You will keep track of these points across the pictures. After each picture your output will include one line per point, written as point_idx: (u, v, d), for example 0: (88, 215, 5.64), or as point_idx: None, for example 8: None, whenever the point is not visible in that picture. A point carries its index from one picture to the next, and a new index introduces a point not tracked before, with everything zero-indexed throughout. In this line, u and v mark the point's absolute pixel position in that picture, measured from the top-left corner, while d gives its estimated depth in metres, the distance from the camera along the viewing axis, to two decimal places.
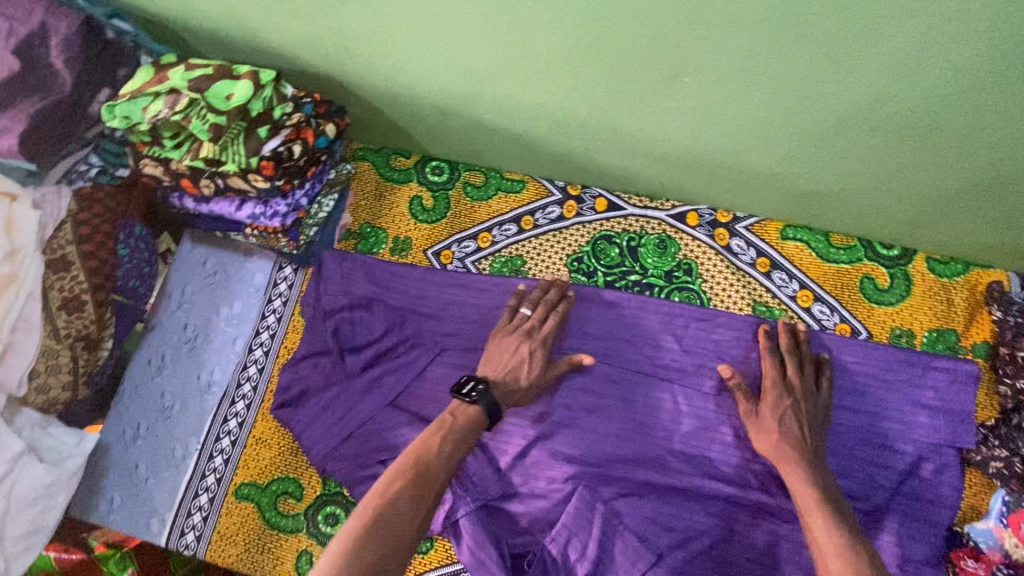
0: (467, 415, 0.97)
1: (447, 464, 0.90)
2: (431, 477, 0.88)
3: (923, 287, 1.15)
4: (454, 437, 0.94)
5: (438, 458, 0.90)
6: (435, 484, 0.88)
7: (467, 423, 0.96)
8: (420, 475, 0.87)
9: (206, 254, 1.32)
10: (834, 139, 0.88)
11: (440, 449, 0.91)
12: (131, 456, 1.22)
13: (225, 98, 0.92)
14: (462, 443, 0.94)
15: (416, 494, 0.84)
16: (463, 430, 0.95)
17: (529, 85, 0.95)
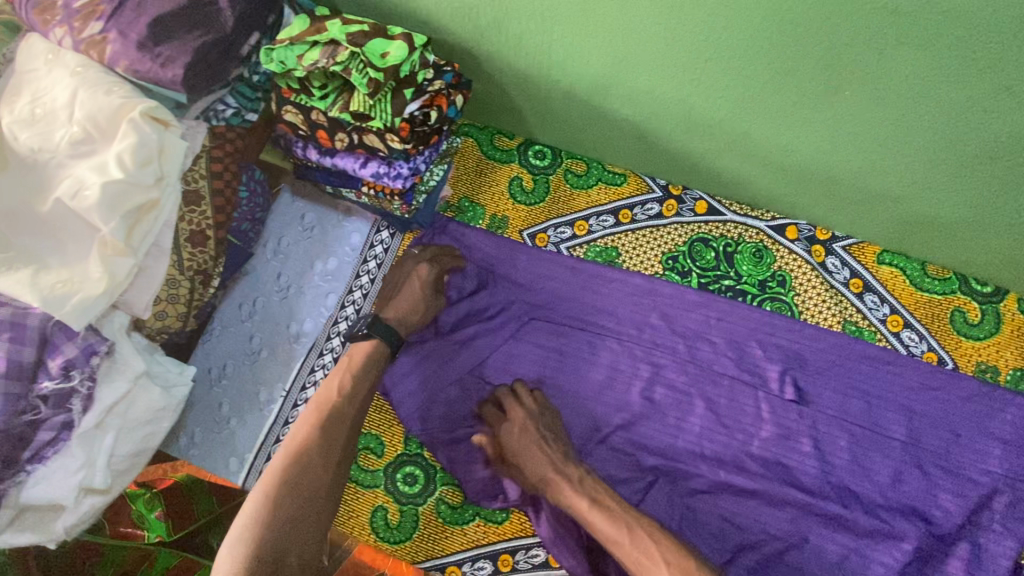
0: (362, 352, 1.11)
1: (355, 405, 1.08)
2: (338, 422, 1.05)
3: (1013, 326, 1.17)
4: (357, 379, 1.09)
5: (338, 404, 1.06)
6: (345, 424, 1.06)
7: (355, 364, 1.10)
8: (327, 419, 1.04)
9: (305, 208, 1.34)
10: (977, 167, 0.90)
11: (346, 392, 1.07)
12: (214, 394, 1.24)
13: (380, 55, 0.94)
14: (368, 382, 1.10)
15: (324, 440, 1.02)
16: (365, 371, 1.10)
17: (676, 80, 0.97)
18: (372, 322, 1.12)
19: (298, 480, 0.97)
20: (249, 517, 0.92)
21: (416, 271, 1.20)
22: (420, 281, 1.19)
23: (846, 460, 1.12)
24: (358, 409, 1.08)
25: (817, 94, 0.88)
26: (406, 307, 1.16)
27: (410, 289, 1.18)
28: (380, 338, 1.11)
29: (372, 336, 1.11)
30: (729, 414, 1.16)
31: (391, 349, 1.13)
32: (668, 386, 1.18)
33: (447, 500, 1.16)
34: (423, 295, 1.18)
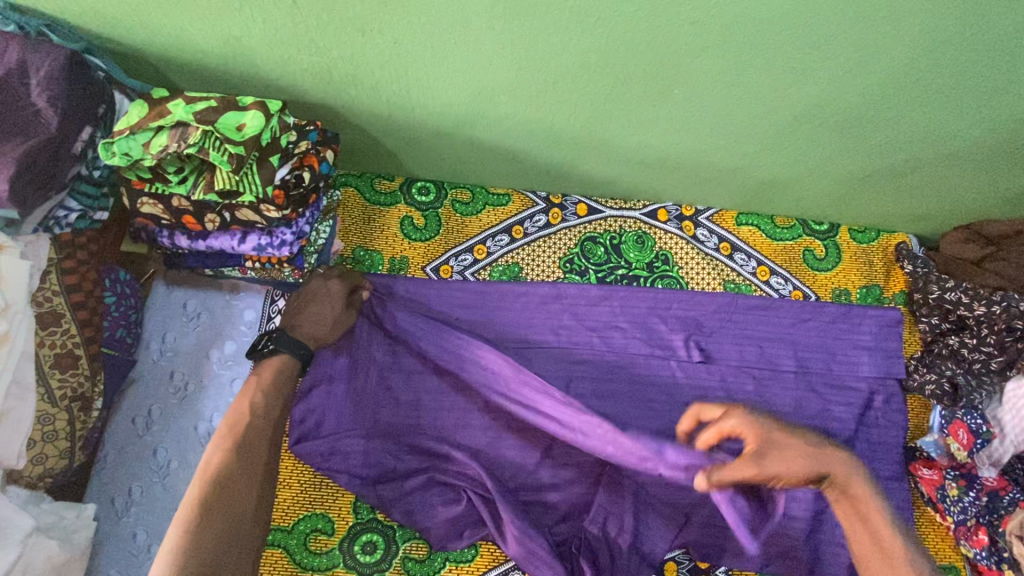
0: (275, 367, 1.08)
1: (272, 417, 1.05)
2: (254, 438, 1.01)
3: (850, 253, 1.39)
4: (271, 389, 1.06)
5: (252, 421, 1.02)
6: (263, 439, 1.02)
7: (267, 379, 1.07)
8: (243, 437, 1.00)
9: (184, 296, 1.24)
10: (791, 131, 1.08)
11: (260, 407, 1.03)
12: (125, 526, 1.11)
13: (237, 128, 0.91)
14: (283, 392, 1.07)
15: (244, 459, 0.99)
16: (278, 379, 1.07)
17: (534, 104, 1.05)
18: (278, 337, 1.10)
19: (216, 509, 0.93)
20: (169, 555, 0.87)
21: (323, 286, 1.16)
22: (326, 296, 1.16)
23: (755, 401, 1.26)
24: (275, 420, 1.05)
25: (655, 94, 1.00)
26: (315, 322, 1.14)
27: (320, 307, 1.15)
28: (286, 351, 1.09)
29: (279, 350, 1.09)
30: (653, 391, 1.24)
31: (299, 361, 1.10)
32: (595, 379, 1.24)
33: (413, 555, 1.13)
34: (331, 307, 1.16)
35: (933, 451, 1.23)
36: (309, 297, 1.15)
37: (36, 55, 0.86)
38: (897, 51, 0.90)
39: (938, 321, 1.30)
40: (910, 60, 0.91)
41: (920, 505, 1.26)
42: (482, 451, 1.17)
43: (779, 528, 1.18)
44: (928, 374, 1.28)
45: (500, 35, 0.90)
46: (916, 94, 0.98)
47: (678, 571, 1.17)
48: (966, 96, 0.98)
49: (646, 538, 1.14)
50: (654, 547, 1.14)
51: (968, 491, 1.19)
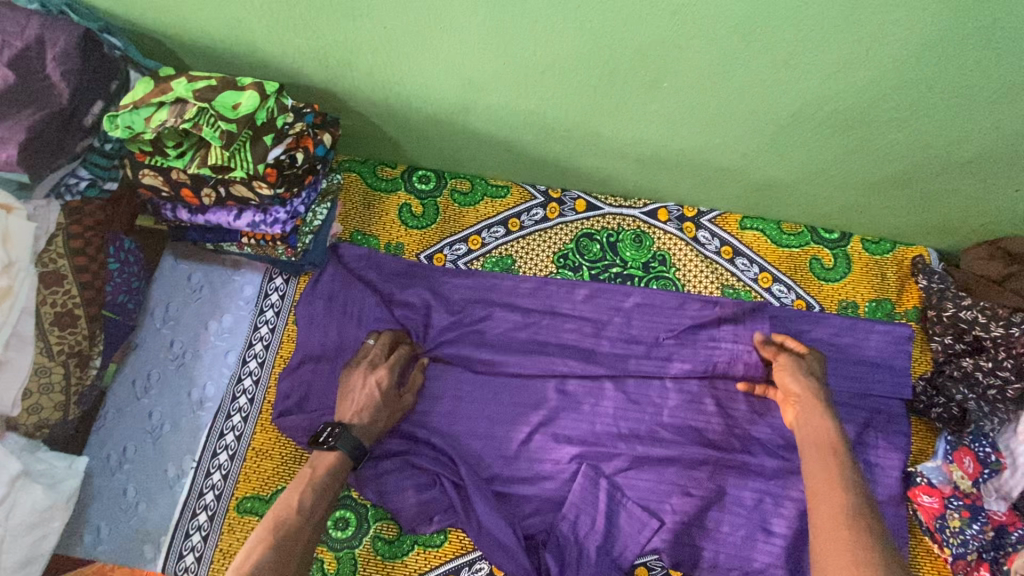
0: (326, 463, 1.02)
1: (312, 521, 0.97)
2: (295, 539, 0.93)
3: (861, 264, 1.32)
4: (319, 488, 1.00)
5: (296, 518, 0.95)
6: (301, 542, 0.94)
7: (316, 476, 1.01)
8: (281, 537, 0.92)
9: (190, 269, 1.30)
10: (791, 131, 1.04)
11: (306, 506, 0.97)
12: (117, 481, 1.17)
13: (232, 107, 0.95)
14: (327, 497, 1.00)
15: (279, 558, 0.89)
16: (328, 479, 1.02)
17: (524, 94, 1.05)
18: (340, 435, 1.03)
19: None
20: None
21: (377, 377, 1.12)
22: (383, 387, 1.12)
23: (747, 411, 1.20)
24: (314, 526, 0.98)
25: (643, 89, 0.99)
26: (371, 417, 1.09)
27: (380, 409, 1.11)
28: (346, 452, 1.03)
29: (337, 449, 1.03)
30: (638, 392, 1.21)
31: (354, 462, 1.05)
32: (579, 376, 1.23)
33: (383, 535, 1.15)
34: (387, 401, 1.12)
35: (935, 478, 1.16)
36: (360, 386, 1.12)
37: (53, 32, 0.93)
38: (898, 48, 0.85)
39: (951, 341, 1.23)
40: (913, 60, 0.87)
41: (916, 534, 1.19)
42: (458, 439, 1.18)
43: (759, 544, 1.13)
44: (936, 397, 1.21)
45: (485, 23, 0.90)
46: (922, 96, 0.93)
47: None
48: (978, 100, 0.92)
49: (617, 541, 1.12)
50: (624, 550, 1.12)
51: (971, 523, 1.12)
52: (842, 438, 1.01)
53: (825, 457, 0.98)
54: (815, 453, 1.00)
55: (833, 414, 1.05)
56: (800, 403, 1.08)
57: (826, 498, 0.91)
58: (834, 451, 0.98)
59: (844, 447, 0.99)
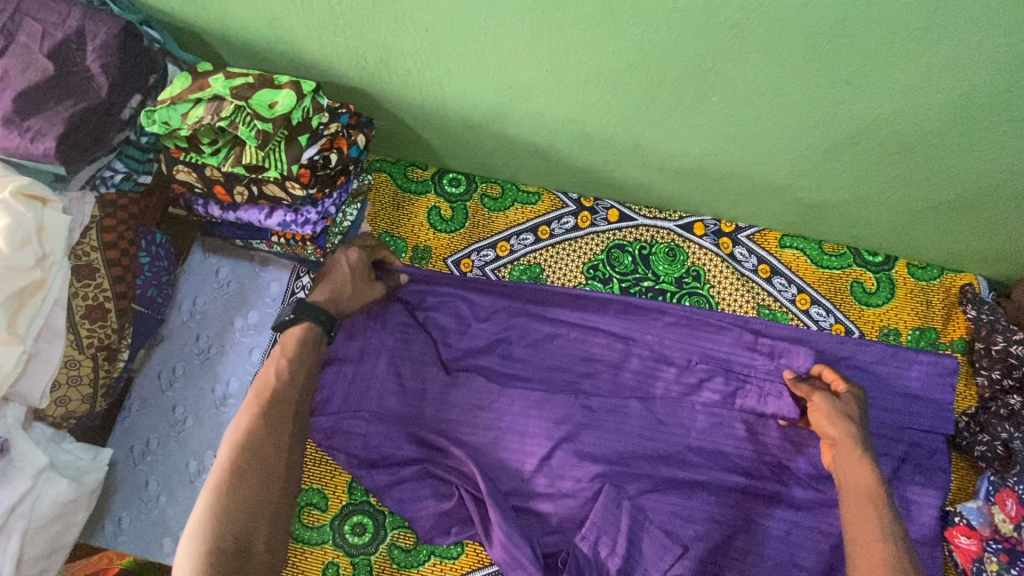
0: (297, 335, 1.09)
1: (298, 377, 1.06)
2: (281, 405, 1.02)
3: (905, 290, 1.27)
4: (298, 356, 1.07)
5: (277, 388, 1.03)
6: (288, 407, 1.03)
7: (292, 348, 1.08)
8: (266, 406, 1.01)
9: (218, 264, 1.30)
10: (845, 152, 0.99)
11: (285, 377, 1.05)
12: (139, 473, 1.17)
13: (269, 105, 0.94)
14: (309, 360, 1.08)
15: (269, 426, 1.00)
16: (306, 343, 1.08)
17: (564, 102, 1.01)
18: (300, 305, 1.10)
19: (253, 478, 0.95)
20: (202, 510, 0.91)
21: (344, 256, 1.15)
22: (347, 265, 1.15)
23: (777, 437, 1.16)
24: (301, 386, 1.06)
25: (691, 102, 0.95)
26: (332, 290, 1.13)
27: (339, 277, 1.15)
28: (309, 320, 1.09)
29: (300, 317, 1.09)
30: (666, 411, 1.18)
31: (320, 327, 1.10)
32: (606, 393, 1.20)
33: (400, 543, 1.14)
34: (351, 280, 1.15)
35: (974, 519, 1.11)
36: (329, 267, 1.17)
37: (95, 24, 0.92)
38: (972, 71, 0.80)
39: (999, 376, 1.17)
40: (985, 83, 0.82)
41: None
42: (480, 450, 1.16)
43: None
44: (980, 434, 1.15)
45: (531, 29, 0.87)
46: (991, 121, 0.88)
47: None
48: None
49: (638, 565, 1.09)
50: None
51: (1009, 569, 1.06)
52: (882, 487, 1.00)
53: (867, 511, 0.96)
54: (855, 504, 0.98)
55: (871, 460, 1.03)
56: (841, 442, 1.05)
57: (872, 552, 0.91)
58: (876, 504, 0.97)
59: (886, 497, 0.98)
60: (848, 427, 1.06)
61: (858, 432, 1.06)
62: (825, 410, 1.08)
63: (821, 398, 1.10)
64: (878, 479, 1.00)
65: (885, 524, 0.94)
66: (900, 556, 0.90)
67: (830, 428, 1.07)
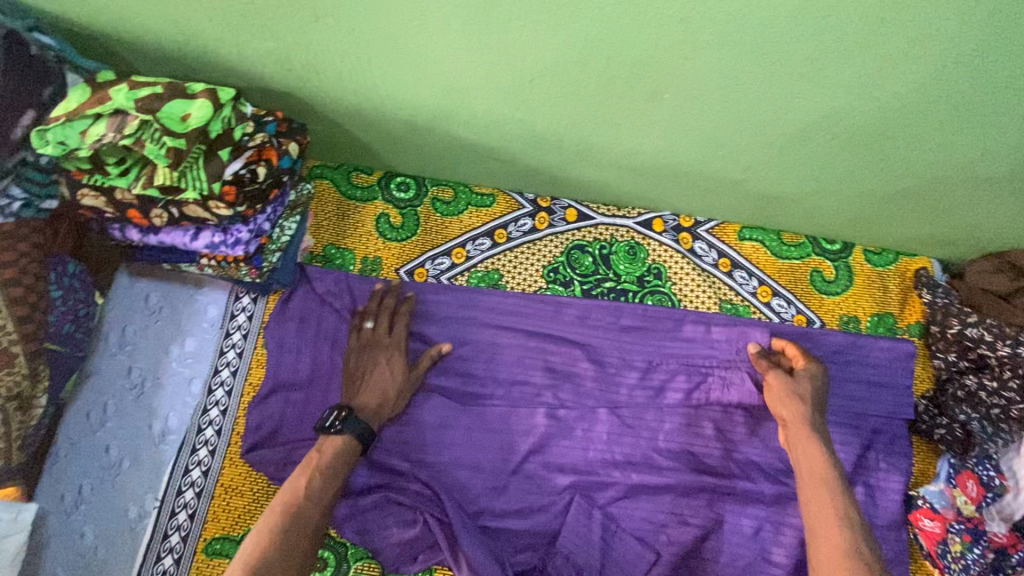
0: (335, 445, 1.00)
1: (327, 493, 0.94)
2: (303, 524, 0.89)
3: (863, 276, 1.27)
4: (330, 469, 0.97)
5: (303, 503, 0.91)
6: (309, 529, 0.90)
7: (327, 457, 0.98)
8: (288, 521, 0.88)
9: (148, 288, 1.19)
10: (800, 146, 0.96)
11: (314, 493, 0.93)
12: (73, 523, 1.08)
13: (181, 119, 0.84)
14: (341, 472, 0.98)
15: (285, 546, 0.85)
16: (341, 454, 0.99)
17: (511, 102, 0.95)
18: (347, 417, 1.02)
19: None
20: None
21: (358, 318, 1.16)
22: (391, 363, 1.12)
23: (745, 434, 1.15)
24: (329, 501, 0.95)
25: (643, 99, 0.90)
26: (379, 394, 1.08)
27: (379, 373, 1.10)
28: (353, 436, 1.01)
29: (346, 431, 1.01)
30: (632, 415, 1.16)
31: (365, 445, 1.03)
32: (572, 400, 1.17)
33: None
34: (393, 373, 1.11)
35: (937, 502, 1.13)
36: (363, 351, 1.13)
37: None
38: (924, 61, 0.78)
39: (955, 358, 1.18)
40: (938, 73, 0.79)
41: (917, 559, 1.15)
42: (444, 470, 1.11)
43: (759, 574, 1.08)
44: (940, 418, 1.17)
45: (467, 25, 0.80)
46: (943, 110, 0.86)
47: None
48: (1006, 113, 0.85)
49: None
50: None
51: (973, 548, 1.09)
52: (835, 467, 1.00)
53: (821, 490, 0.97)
54: (810, 482, 0.99)
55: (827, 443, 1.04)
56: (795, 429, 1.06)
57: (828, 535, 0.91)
58: (829, 484, 0.97)
59: (839, 478, 0.98)
60: (805, 409, 1.07)
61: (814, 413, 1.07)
62: (780, 388, 1.09)
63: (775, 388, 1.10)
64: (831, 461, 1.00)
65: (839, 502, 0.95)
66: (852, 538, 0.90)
67: (782, 406, 1.08)
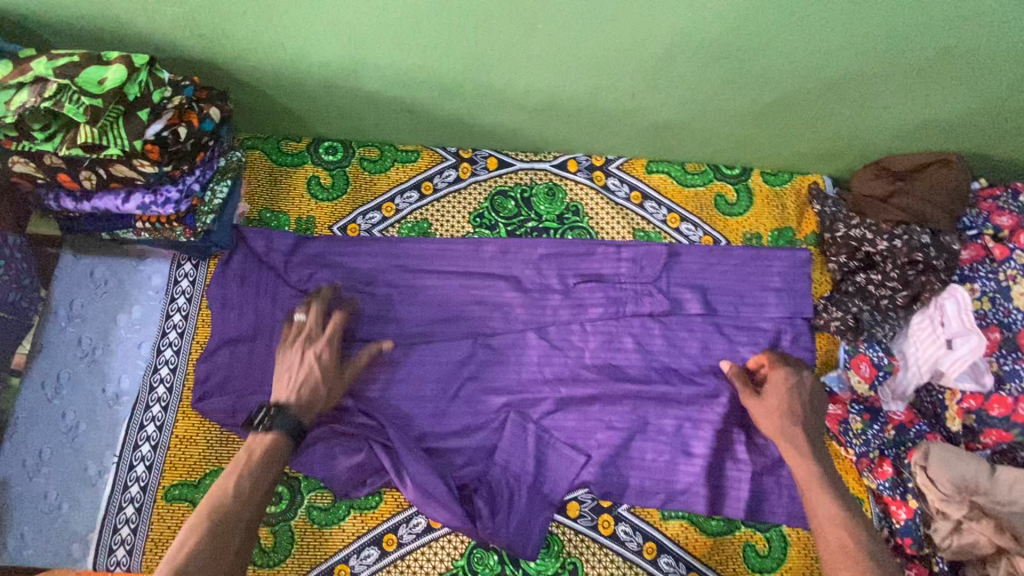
0: (264, 445, 1.01)
1: (260, 491, 0.97)
2: (259, 480, 0.98)
3: (762, 196, 1.38)
4: (262, 466, 0.99)
5: (258, 462, 0.99)
6: (266, 484, 0.98)
7: (274, 425, 1.03)
8: (243, 480, 0.97)
9: (93, 264, 1.26)
10: (669, 70, 1.07)
11: (266, 453, 1.00)
12: (36, 486, 1.13)
13: (98, 82, 0.93)
14: (273, 468, 1.00)
15: (242, 499, 0.95)
16: (274, 450, 1.01)
17: (405, 49, 1.04)
18: (276, 416, 1.03)
19: (216, 552, 0.88)
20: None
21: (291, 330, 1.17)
22: (323, 365, 1.12)
23: (662, 344, 1.26)
24: (280, 466, 1.01)
25: (519, 35, 1.00)
26: (303, 391, 1.08)
27: (306, 374, 1.11)
28: (280, 432, 1.02)
29: (274, 430, 1.02)
30: (558, 337, 1.26)
31: (289, 451, 1.04)
32: (503, 329, 1.26)
33: (318, 504, 1.16)
34: (324, 373, 1.12)
35: (836, 386, 1.24)
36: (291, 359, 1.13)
37: None
38: None
39: (846, 260, 1.30)
40: None
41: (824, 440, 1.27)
42: (386, 402, 1.20)
43: (681, 466, 1.18)
44: (837, 312, 1.27)
45: None
46: (780, 23, 0.96)
47: (580, 510, 1.17)
48: (834, 21, 0.96)
49: (546, 479, 1.16)
50: (555, 488, 1.15)
51: (871, 425, 1.22)
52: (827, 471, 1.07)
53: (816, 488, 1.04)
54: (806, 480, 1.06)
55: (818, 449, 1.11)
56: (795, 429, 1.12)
57: (836, 542, 0.97)
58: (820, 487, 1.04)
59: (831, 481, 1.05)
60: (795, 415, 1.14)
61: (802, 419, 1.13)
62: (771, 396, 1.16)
63: (775, 385, 1.17)
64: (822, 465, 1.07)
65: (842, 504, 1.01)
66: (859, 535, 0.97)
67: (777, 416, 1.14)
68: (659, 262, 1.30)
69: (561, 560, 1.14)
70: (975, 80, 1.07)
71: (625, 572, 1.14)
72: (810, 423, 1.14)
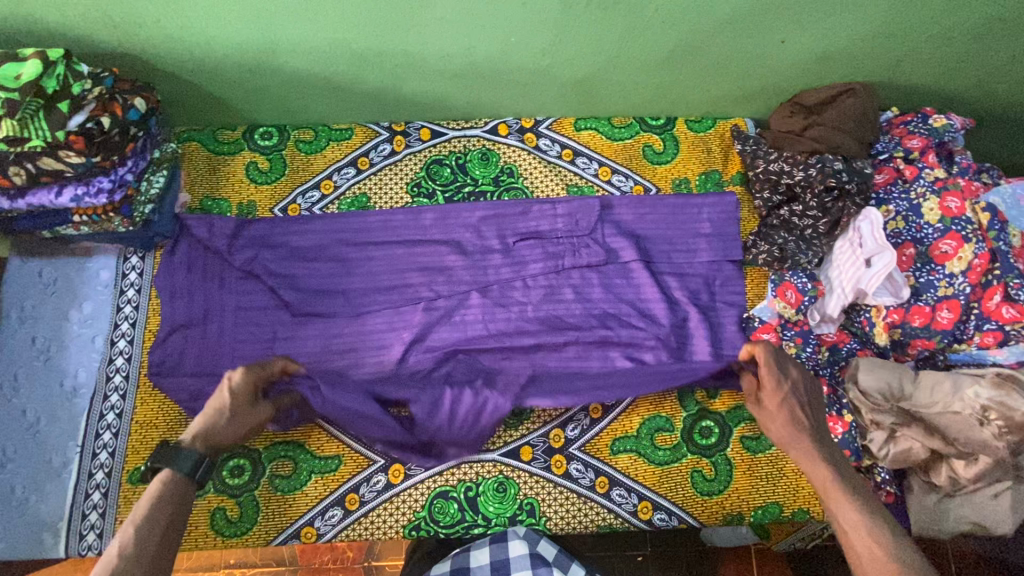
0: (159, 487, 0.97)
1: (153, 539, 0.91)
2: (164, 502, 0.95)
3: (688, 143, 1.44)
4: (152, 509, 0.94)
5: (164, 487, 0.97)
6: (172, 504, 0.96)
7: (179, 482, 0.98)
8: (147, 512, 0.94)
9: (40, 265, 1.28)
10: (565, 19, 1.15)
11: (168, 480, 0.97)
12: (3, 481, 1.16)
13: (15, 77, 1.00)
14: (175, 506, 0.96)
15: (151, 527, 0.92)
16: (155, 515, 0.93)
17: (314, 21, 1.10)
18: (164, 451, 0.99)
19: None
20: None
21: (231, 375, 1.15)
22: (233, 385, 1.06)
23: (601, 292, 1.30)
24: (185, 483, 0.98)
25: None
26: (210, 420, 1.03)
27: (216, 395, 1.06)
28: (168, 469, 0.97)
29: (163, 468, 0.98)
30: (501, 295, 1.30)
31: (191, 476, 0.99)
32: (447, 291, 1.29)
33: (279, 473, 1.20)
34: (236, 405, 1.06)
35: (764, 316, 1.30)
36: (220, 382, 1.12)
37: None
38: None
39: (770, 195, 1.35)
40: None
41: None
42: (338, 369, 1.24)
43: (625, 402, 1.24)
44: (763, 245, 1.34)
45: None
46: None
47: (533, 454, 1.24)
48: None
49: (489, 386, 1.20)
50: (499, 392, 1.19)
51: (804, 347, 1.26)
52: (840, 466, 1.05)
53: (830, 491, 1.02)
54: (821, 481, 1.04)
55: (829, 448, 1.08)
56: (795, 444, 1.09)
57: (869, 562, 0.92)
58: (839, 490, 1.01)
59: (843, 478, 1.03)
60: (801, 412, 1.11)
61: (808, 419, 1.10)
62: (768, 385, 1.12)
63: (770, 392, 1.12)
64: (834, 463, 1.05)
65: (855, 496, 1.00)
66: (886, 539, 0.94)
67: (784, 426, 1.11)
68: (592, 215, 1.34)
69: (518, 501, 1.21)
70: (851, 4, 1.15)
71: (579, 506, 1.21)
72: (816, 423, 1.11)
